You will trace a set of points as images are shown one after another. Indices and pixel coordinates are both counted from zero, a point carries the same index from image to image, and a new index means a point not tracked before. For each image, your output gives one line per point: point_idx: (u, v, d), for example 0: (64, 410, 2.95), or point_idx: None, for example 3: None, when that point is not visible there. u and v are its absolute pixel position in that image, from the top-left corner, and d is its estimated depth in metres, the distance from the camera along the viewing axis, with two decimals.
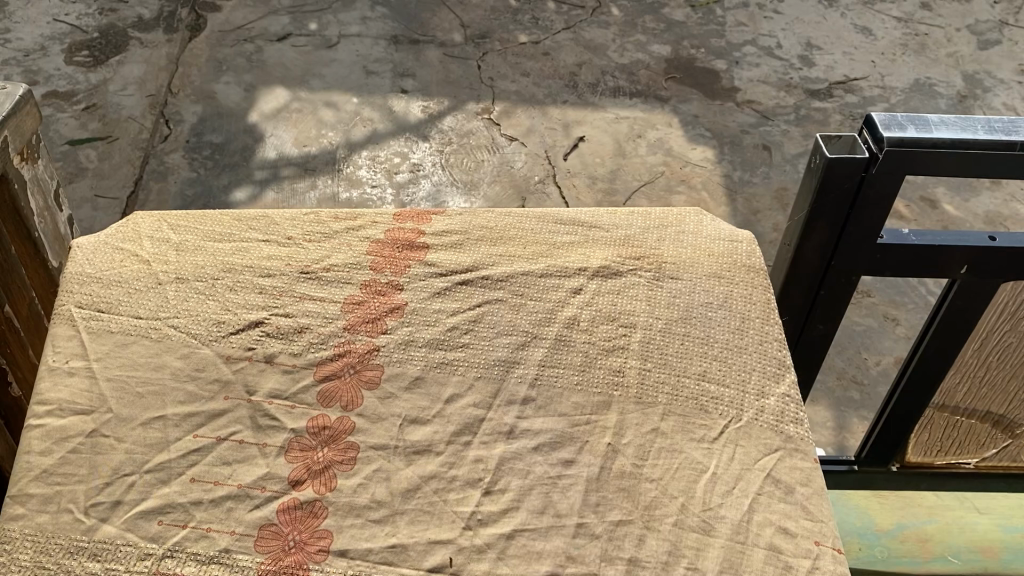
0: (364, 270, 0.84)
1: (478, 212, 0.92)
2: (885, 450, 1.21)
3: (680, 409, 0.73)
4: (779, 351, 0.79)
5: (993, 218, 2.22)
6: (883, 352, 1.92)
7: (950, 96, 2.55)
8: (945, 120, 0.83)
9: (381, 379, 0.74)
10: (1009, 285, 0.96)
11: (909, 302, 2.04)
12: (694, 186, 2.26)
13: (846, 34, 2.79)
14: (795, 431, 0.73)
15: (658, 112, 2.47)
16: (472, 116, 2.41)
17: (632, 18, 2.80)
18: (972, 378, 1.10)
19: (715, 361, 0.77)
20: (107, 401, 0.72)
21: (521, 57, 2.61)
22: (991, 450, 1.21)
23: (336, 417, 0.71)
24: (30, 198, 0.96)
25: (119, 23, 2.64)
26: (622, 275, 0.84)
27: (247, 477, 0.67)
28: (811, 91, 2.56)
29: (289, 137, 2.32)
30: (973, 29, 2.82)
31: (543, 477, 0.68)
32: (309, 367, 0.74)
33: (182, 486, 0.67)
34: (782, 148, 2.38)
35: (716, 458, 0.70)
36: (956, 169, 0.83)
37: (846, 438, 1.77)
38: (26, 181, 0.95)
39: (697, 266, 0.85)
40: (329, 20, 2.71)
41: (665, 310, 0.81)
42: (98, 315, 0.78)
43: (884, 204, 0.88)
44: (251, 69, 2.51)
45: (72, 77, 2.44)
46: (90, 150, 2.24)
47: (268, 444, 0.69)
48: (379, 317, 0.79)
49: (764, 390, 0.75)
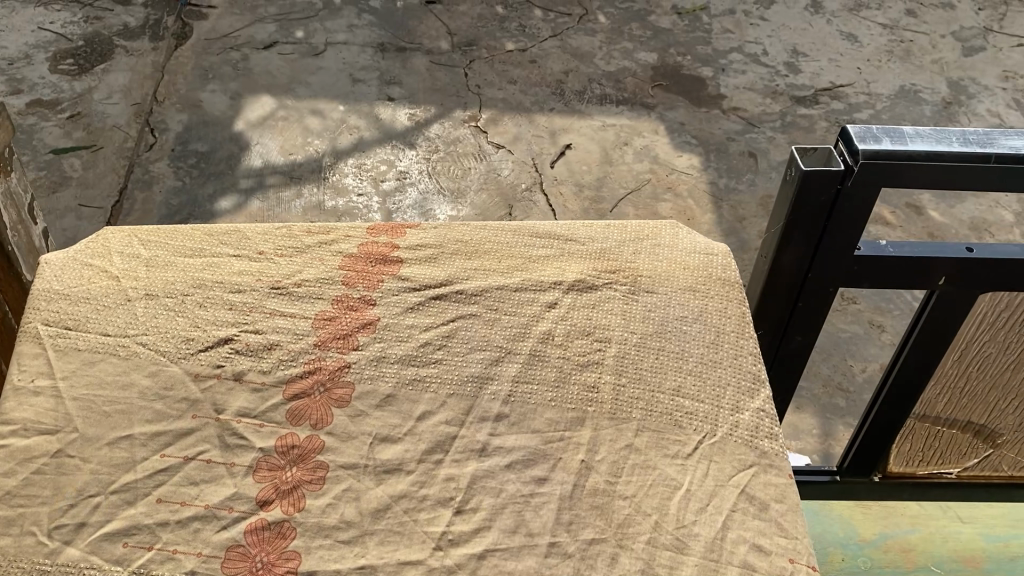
0: (337, 285, 0.83)
1: (454, 226, 0.91)
2: (867, 461, 1.21)
3: (653, 424, 0.72)
4: (754, 365, 0.78)
5: (978, 224, 2.22)
6: (868, 359, 1.92)
7: (936, 103, 2.56)
8: (920, 132, 0.82)
9: (351, 397, 0.73)
10: (987, 296, 0.96)
11: (894, 309, 2.04)
12: (680, 193, 2.26)
13: (832, 41, 2.79)
14: (769, 446, 0.72)
15: (645, 119, 2.47)
16: (459, 124, 2.40)
17: (618, 26, 2.80)
18: (952, 388, 1.10)
19: (690, 376, 0.76)
20: (73, 420, 0.71)
21: (508, 65, 2.61)
22: (973, 459, 1.21)
23: (305, 436, 0.71)
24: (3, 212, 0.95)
25: (104, 32, 2.63)
26: (597, 289, 0.83)
27: (214, 497, 0.66)
28: (797, 97, 2.57)
29: (275, 145, 2.31)
30: (958, 35, 2.83)
31: (515, 496, 0.67)
32: (279, 385, 0.74)
33: (148, 507, 0.66)
34: (768, 155, 2.38)
35: (690, 475, 0.69)
36: (932, 182, 0.83)
37: (831, 446, 1.77)
38: None
39: (672, 279, 0.85)
40: (315, 28, 2.71)
41: (640, 324, 0.80)
42: (66, 332, 0.77)
43: (859, 216, 0.87)
44: (236, 77, 2.50)
45: (56, 85, 2.43)
46: (74, 158, 2.22)
47: (236, 463, 0.68)
48: (350, 332, 0.78)
49: (738, 405, 0.75)
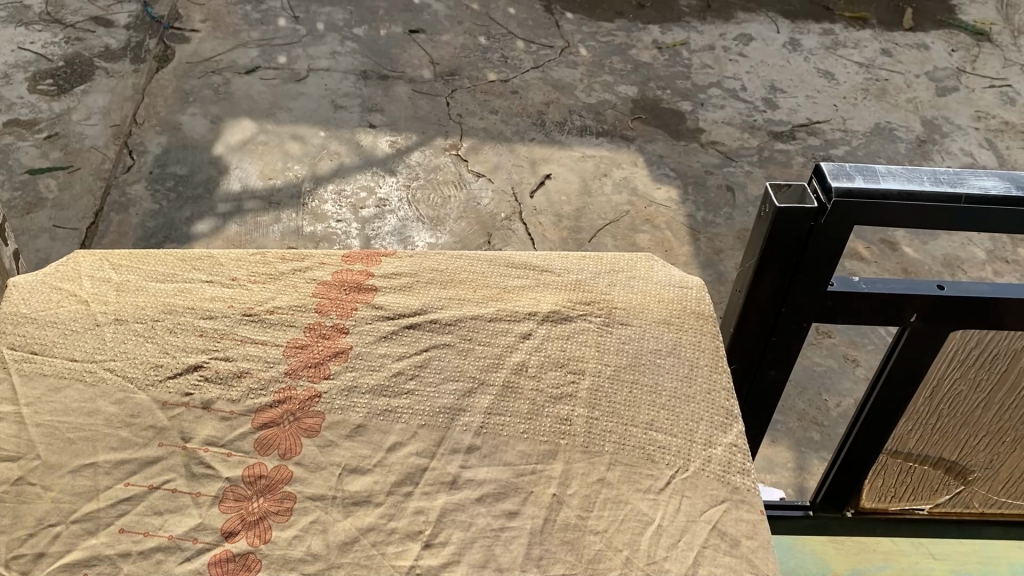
0: (309, 312, 0.82)
1: (432, 254, 0.91)
2: (840, 497, 1.21)
3: (626, 458, 0.72)
4: (727, 400, 0.78)
5: (951, 261, 2.25)
6: (842, 394, 1.93)
7: (910, 141, 2.61)
8: (892, 171, 0.84)
9: (321, 427, 0.72)
10: (956, 334, 0.97)
11: (869, 343, 2.05)
12: (658, 225, 2.27)
13: (809, 78, 2.84)
14: (741, 481, 0.72)
15: (624, 151, 2.49)
16: (440, 152, 2.41)
17: (600, 59, 2.83)
18: (924, 425, 1.10)
19: (663, 410, 0.76)
20: (35, 448, 0.69)
21: (489, 95, 2.63)
22: (945, 496, 1.22)
23: (273, 466, 0.70)
24: None
25: (85, 53, 2.62)
26: (572, 320, 0.83)
27: (178, 528, 0.65)
28: (774, 132, 2.60)
29: (254, 169, 2.30)
30: (932, 75, 2.88)
31: (485, 529, 0.66)
32: (248, 414, 0.73)
33: (110, 538, 0.64)
34: (745, 189, 2.40)
35: (663, 510, 0.69)
36: (904, 221, 0.84)
37: (805, 479, 1.77)
38: None
39: (645, 312, 0.85)
40: (298, 54, 2.71)
41: (614, 357, 0.80)
42: (31, 357, 0.76)
43: (832, 253, 0.88)
44: (217, 101, 2.50)
45: (35, 105, 2.41)
46: (50, 179, 2.20)
47: (202, 494, 0.67)
48: (322, 361, 0.77)
49: (711, 440, 0.75)
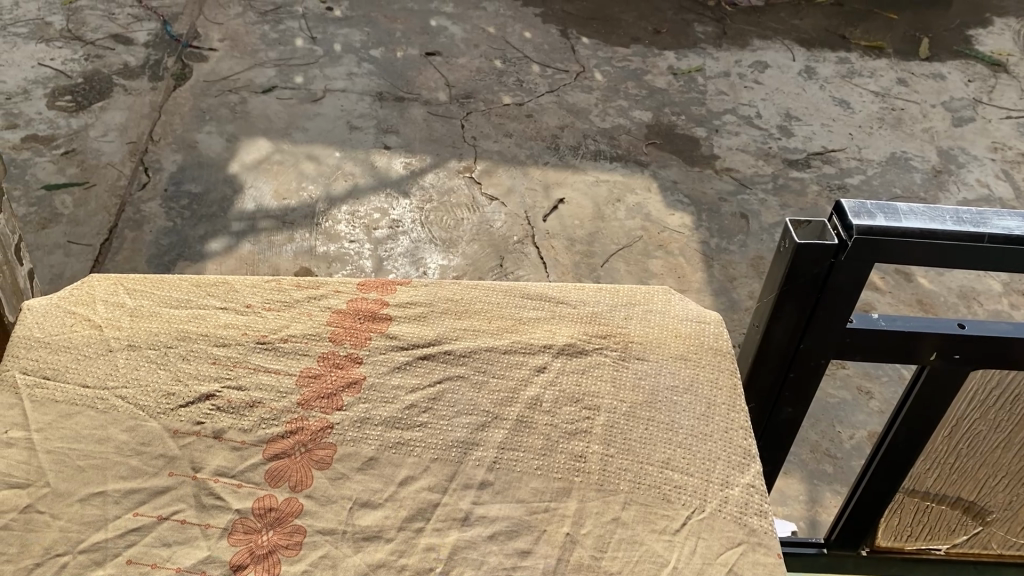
0: (323, 341, 0.82)
1: (448, 283, 0.91)
2: (856, 535, 1.19)
3: (642, 497, 0.71)
4: (745, 439, 0.77)
5: (966, 293, 2.22)
6: (856, 426, 1.90)
7: (925, 171, 2.60)
8: (914, 209, 0.83)
9: (332, 459, 0.72)
10: (976, 372, 0.96)
11: (882, 375, 2.02)
12: (672, 251, 2.27)
13: (824, 106, 2.83)
14: (759, 524, 0.71)
15: (639, 176, 2.48)
16: (454, 174, 2.41)
17: (615, 84, 2.83)
18: (942, 464, 1.09)
19: (680, 448, 0.75)
20: (44, 475, 0.69)
21: (504, 118, 2.63)
22: (963, 536, 1.20)
23: (284, 498, 0.69)
24: None
25: (104, 70, 2.63)
26: (588, 353, 0.83)
27: (186, 561, 0.64)
28: (789, 160, 2.59)
29: (269, 189, 2.30)
30: (948, 106, 2.88)
31: (496, 568, 0.65)
32: (259, 445, 0.72)
33: (117, 569, 0.63)
34: (759, 217, 2.39)
35: (678, 552, 0.67)
36: (927, 259, 0.82)
37: (818, 513, 1.75)
38: None
39: (663, 347, 0.84)
40: (315, 74, 2.72)
41: (630, 393, 0.79)
42: (43, 382, 0.75)
43: (852, 290, 0.87)
44: (233, 120, 2.51)
45: (53, 121, 2.43)
46: (66, 195, 2.21)
47: (212, 525, 0.66)
48: (335, 392, 0.77)
49: (729, 481, 0.73)
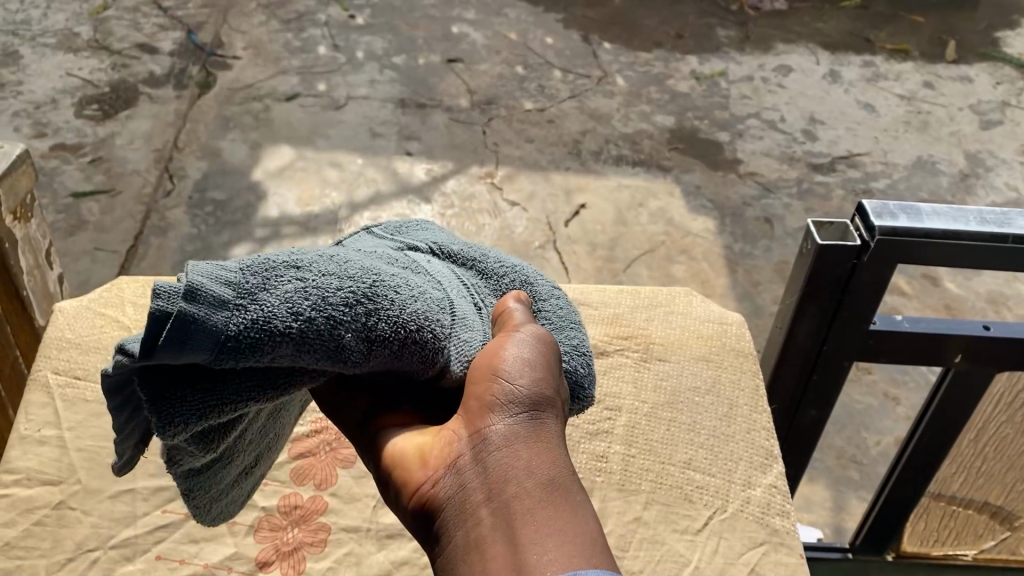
0: (314, 450, 0.99)
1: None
2: (881, 539, 1.20)
3: (663, 497, 0.91)
4: (765, 441, 0.97)
5: (995, 297, 2.19)
6: (882, 432, 1.87)
7: (952, 175, 2.58)
8: (937, 210, 0.82)
9: (316, 540, 0.91)
10: (1002, 375, 0.95)
11: (910, 381, 1.99)
12: (695, 256, 2.28)
13: (849, 110, 2.81)
14: (780, 524, 0.90)
15: (661, 181, 2.48)
16: (475, 180, 2.42)
17: (637, 88, 2.82)
18: (967, 468, 1.08)
19: (700, 450, 0.95)
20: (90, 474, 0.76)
21: (526, 124, 2.63)
22: (990, 541, 1.19)
23: (287, 559, 0.89)
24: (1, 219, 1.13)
25: (130, 79, 2.67)
26: (611, 355, 1.05)
27: (211, 559, 0.88)
28: (813, 164, 2.59)
29: (292, 196, 2.33)
30: (975, 109, 2.85)
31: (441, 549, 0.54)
32: (261, 521, 0.92)
33: (149, 563, 0.87)
34: (783, 221, 2.40)
35: (699, 552, 0.87)
36: (950, 259, 0.82)
37: (844, 519, 1.75)
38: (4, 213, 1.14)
39: (684, 348, 1.06)
40: (337, 81, 2.74)
41: (652, 395, 1.01)
42: None
43: (876, 291, 0.88)
44: (257, 127, 2.53)
45: (80, 130, 2.48)
46: (93, 203, 2.28)
47: (233, 568, 0.88)
48: (320, 485, 0.96)
49: (752, 481, 0.93)
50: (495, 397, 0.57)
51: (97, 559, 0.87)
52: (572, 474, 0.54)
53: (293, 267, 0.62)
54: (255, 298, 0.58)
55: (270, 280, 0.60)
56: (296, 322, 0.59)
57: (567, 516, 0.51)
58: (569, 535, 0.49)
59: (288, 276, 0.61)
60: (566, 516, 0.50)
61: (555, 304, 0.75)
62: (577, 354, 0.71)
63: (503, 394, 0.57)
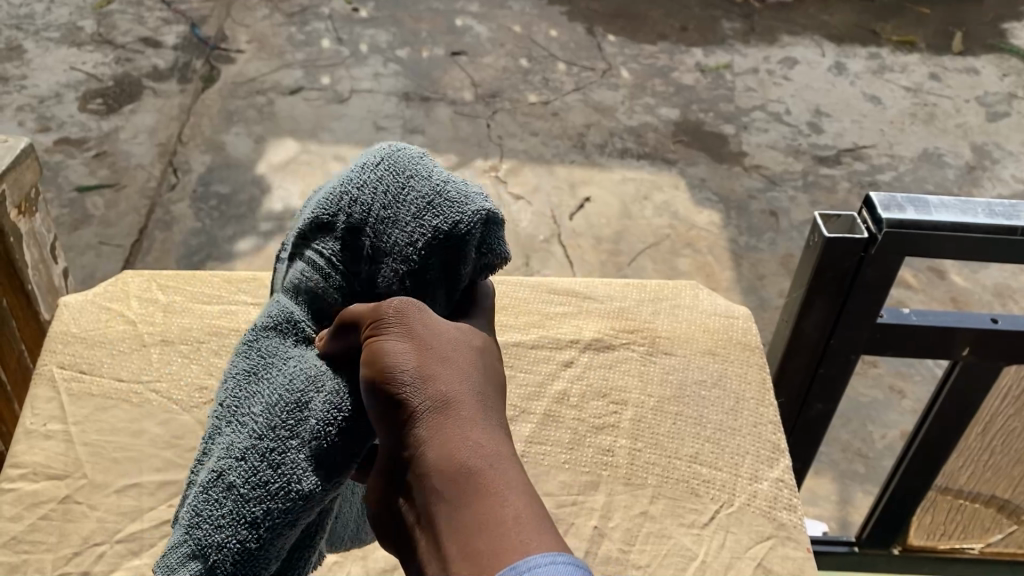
0: None
1: (499, 281, 1.12)
2: (887, 533, 1.20)
3: (669, 492, 0.91)
4: (773, 434, 0.97)
5: (1002, 290, 2.18)
6: (888, 425, 1.87)
7: (959, 167, 2.57)
8: (945, 202, 0.81)
9: None
10: (1010, 369, 0.94)
11: (916, 374, 1.99)
12: (700, 249, 2.27)
13: (855, 102, 2.80)
14: (787, 518, 0.90)
15: (666, 174, 2.48)
16: (480, 173, 2.42)
17: (641, 81, 2.81)
18: (974, 462, 1.08)
19: (706, 443, 0.95)
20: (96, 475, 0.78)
21: (530, 117, 2.63)
22: (997, 535, 1.19)
23: None
24: (4, 213, 1.12)
25: (134, 73, 2.67)
26: (616, 348, 1.04)
27: None
28: (819, 157, 2.58)
29: (297, 190, 2.33)
30: (982, 100, 2.83)
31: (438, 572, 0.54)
32: None
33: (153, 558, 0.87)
34: (789, 214, 2.39)
35: (705, 546, 0.87)
36: (958, 252, 0.82)
37: (850, 513, 1.75)
38: (8, 208, 1.13)
39: (691, 342, 1.06)
40: (341, 75, 2.73)
41: (658, 388, 1.00)
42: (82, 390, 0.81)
43: (883, 283, 0.87)
44: (261, 121, 2.53)
45: (84, 124, 2.48)
46: (97, 197, 2.28)
47: None
48: None
49: (759, 475, 0.93)
50: (382, 417, 0.55)
51: (104, 553, 0.87)
52: (478, 448, 0.51)
53: (218, 477, 0.64)
54: (209, 548, 0.62)
55: (207, 509, 0.63)
56: (244, 530, 0.62)
57: (473, 507, 0.48)
58: (485, 522, 0.47)
59: (218, 490, 0.64)
60: (479, 504, 0.48)
61: (380, 176, 0.68)
62: (426, 207, 0.65)
63: (386, 408, 0.54)
